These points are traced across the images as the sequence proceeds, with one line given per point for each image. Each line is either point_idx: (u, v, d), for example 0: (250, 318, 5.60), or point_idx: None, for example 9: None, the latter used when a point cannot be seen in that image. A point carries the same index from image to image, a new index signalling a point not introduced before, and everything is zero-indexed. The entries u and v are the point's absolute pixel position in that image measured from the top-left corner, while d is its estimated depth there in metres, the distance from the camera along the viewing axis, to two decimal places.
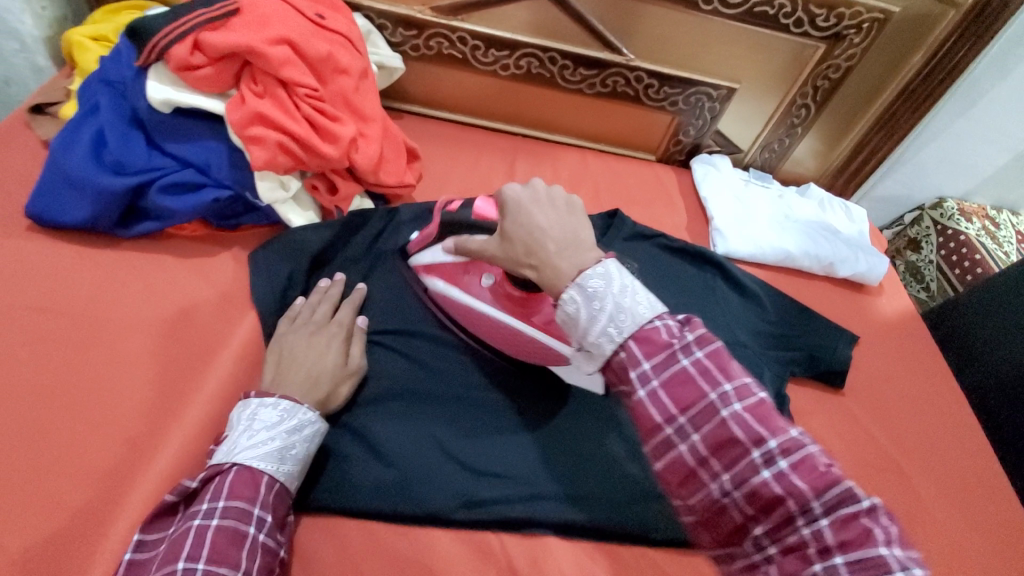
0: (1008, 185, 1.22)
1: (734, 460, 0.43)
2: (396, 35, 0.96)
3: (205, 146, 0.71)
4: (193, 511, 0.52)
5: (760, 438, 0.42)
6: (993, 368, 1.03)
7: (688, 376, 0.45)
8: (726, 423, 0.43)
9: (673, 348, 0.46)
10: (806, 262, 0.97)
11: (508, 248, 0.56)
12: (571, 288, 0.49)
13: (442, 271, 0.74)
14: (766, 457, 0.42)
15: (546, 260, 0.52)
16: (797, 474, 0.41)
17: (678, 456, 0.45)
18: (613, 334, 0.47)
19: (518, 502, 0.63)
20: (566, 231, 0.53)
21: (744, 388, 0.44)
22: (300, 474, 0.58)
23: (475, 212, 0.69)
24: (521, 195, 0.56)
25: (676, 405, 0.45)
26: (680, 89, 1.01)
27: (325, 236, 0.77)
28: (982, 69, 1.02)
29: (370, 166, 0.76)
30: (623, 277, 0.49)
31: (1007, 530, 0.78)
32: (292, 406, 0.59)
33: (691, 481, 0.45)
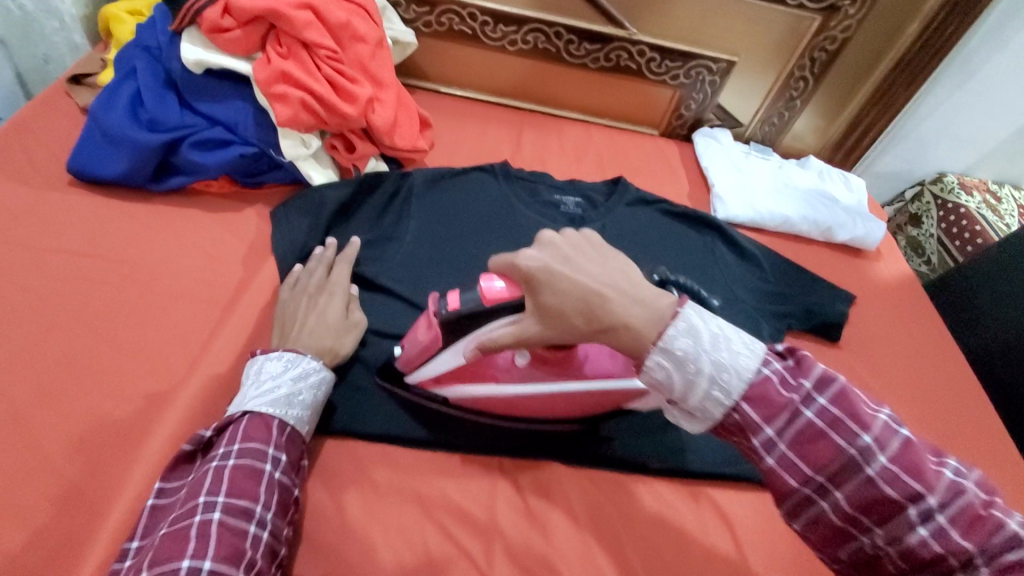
0: (1009, 160, 1.24)
1: (884, 516, 0.41)
2: (409, 12, 1.01)
3: (233, 105, 0.77)
4: (211, 455, 0.54)
5: (911, 493, 0.40)
6: (996, 334, 1.01)
7: (818, 433, 0.43)
8: (873, 480, 0.41)
9: (793, 404, 0.43)
10: (805, 227, 1.01)
11: (558, 322, 0.48)
12: (655, 354, 0.45)
13: (461, 373, 0.63)
14: (924, 514, 0.40)
15: (614, 322, 0.46)
16: (957, 529, 0.39)
17: (821, 515, 0.44)
18: (720, 396, 0.44)
19: (524, 433, 0.67)
20: (617, 282, 0.47)
21: (884, 436, 0.42)
22: (311, 417, 0.60)
23: (485, 300, 0.55)
24: (546, 260, 0.49)
25: (810, 466, 0.43)
26: (681, 63, 1.05)
27: (343, 194, 0.81)
28: (977, 42, 1.06)
29: (386, 127, 0.81)
30: (707, 326, 0.45)
31: (1006, 476, 0.80)
32: (295, 356, 0.61)
33: (840, 536, 0.44)
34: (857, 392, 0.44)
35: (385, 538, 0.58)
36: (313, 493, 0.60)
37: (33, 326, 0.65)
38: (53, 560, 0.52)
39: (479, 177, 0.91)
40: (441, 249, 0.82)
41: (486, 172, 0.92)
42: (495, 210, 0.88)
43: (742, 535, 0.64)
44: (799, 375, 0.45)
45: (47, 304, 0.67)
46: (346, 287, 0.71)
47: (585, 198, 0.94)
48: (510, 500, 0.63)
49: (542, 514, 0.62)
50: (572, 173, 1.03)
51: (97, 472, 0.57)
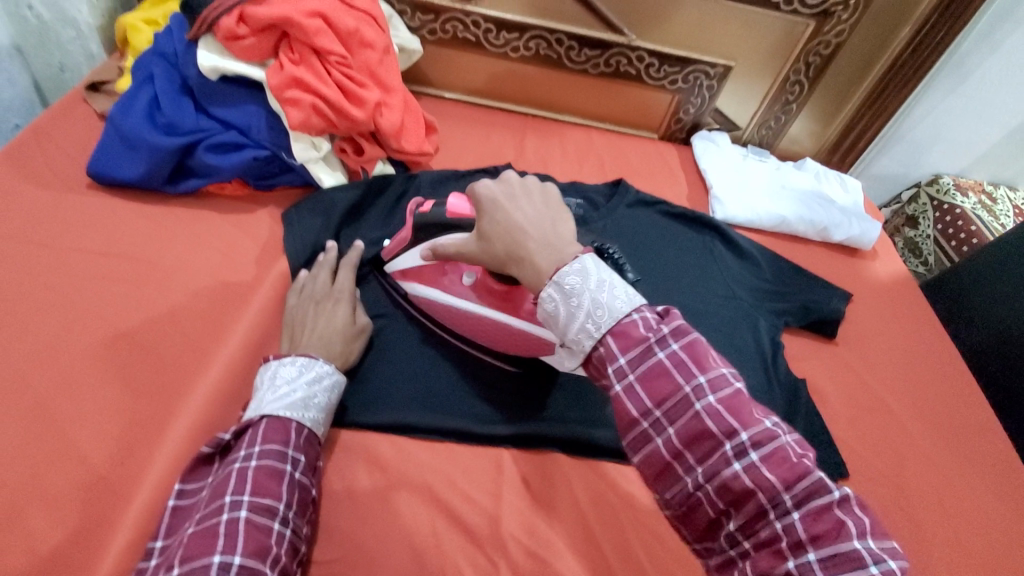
0: (1003, 161, 1.26)
1: (707, 454, 0.41)
2: (414, 20, 1.04)
3: (246, 110, 0.79)
4: (232, 458, 0.55)
5: (732, 430, 0.41)
6: (992, 332, 1.02)
7: (663, 370, 0.42)
8: (701, 417, 0.41)
9: (649, 342, 0.43)
10: (801, 227, 1.03)
11: (488, 248, 0.54)
12: (548, 287, 0.47)
13: (419, 274, 0.74)
14: (738, 450, 0.41)
15: (524, 257, 0.50)
16: (768, 467, 0.40)
17: (654, 449, 0.43)
18: (591, 331, 0.45)
19: (528, 422, 0.70)
20: (542, 227, 0.51)
21: (718, 379, 0.42)
22: (325, 419, 0.62)
23: (448, 209, 0.66)
24: (495, 193, 0.54)
25: (651, 398, 0.42)
26: (679, 68, 1.08)
27: (354, 194, 0.83)
28: (969, 45, 1.08)
29: (393, 130, 0.84)
30: (600, 270, 0.46)
31: (1002, 468, 0.81)
32: (309, 360, 0.63)
33: (667, 472, 0.43)
34: (708, 343, 0.44)
35: (395, 524, 0.60)
36: (325, 482, 0.62)
37: (56, 323, 0.67)
38: (77, 545, 0.54)
39: (483, 180, 0.94)
40: None
41: (491, 174, 0.95)
42: None
43: None
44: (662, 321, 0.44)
45: (68, 301, 0.69)
46: (351, 292, 0.73)
47: (586, 200, 0.97)
48: (516, 488, 0.65)
49: (547, 502, 0.64)
50: (573, 176, 1.05)
51: (119, 460, 0.60)
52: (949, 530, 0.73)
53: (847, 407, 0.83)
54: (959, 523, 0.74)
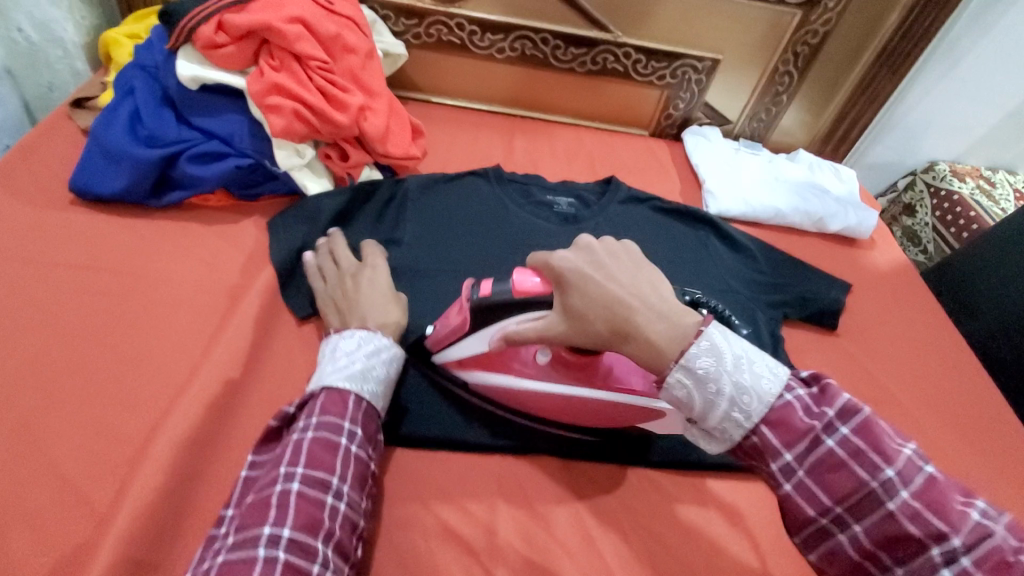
0: (1000, 146, 1.25)
1: (909, 555, 0.41)
2: (398, 25, 1.03)
3: (228, 119, 0.79)
4: (293, 429, 0.55)
5: (937, 531, 0.40)
6: (995, 316, 1.01)
7: (837, 462, 0.43)
8: (894, 514, 0.41)
9: (814, 431, 0.45)
10: (797, 218, 1.02)
11: (581, 324, 0.51)
12: (676, 371, 0.46)
13: (481, 360, 0.65)
14: (946, 554, 0.39)
15: (637, 334, 0.48)
16: (986, 575, 0.38)
17: (839, 546, 0.44)
18: (739, 418, 0.46)
19: (524, 429, 0.68)
20: (644, 295, 0.49)
21: (907, 468, 0.42)
22: (383, 393, 0.61)
23: (515, 288, 0.57)
24: (578, 263, 0.51)
25: (828, 495, 0.44)
26: (667, 63, 1.07)
27: (339, 202, 0.82)
28: (960, 28, 1.06)
29: (377, 135, 0.83)
30: (730, 347, 0.47)
31: (1014, 456, 0.79)
32: (368, 334, 0.62)
33: (860, 570, 0.44)
34: (883, 425, 0.44)
35: (390, 537, 0.58)
36: None
37: (37, 340, 0.66)
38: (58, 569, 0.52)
39: (473, 182, 0.93)
40: (438, 250, 0.83)
41: (480, 176, 0.94)
42: (490, 211, 0.90)
43: (747, 523, 0.65)
44: (822, 403, 0.46)
45: (50, 318, 0.68)
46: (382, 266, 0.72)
47: (578, 198, 0.96)
48: (512, 496, 0.63)
49: (545, 509, 0.62)
50: (565, 175, 1.04)
51: (102, 480, 0.58)
52: None
53: None
54: None
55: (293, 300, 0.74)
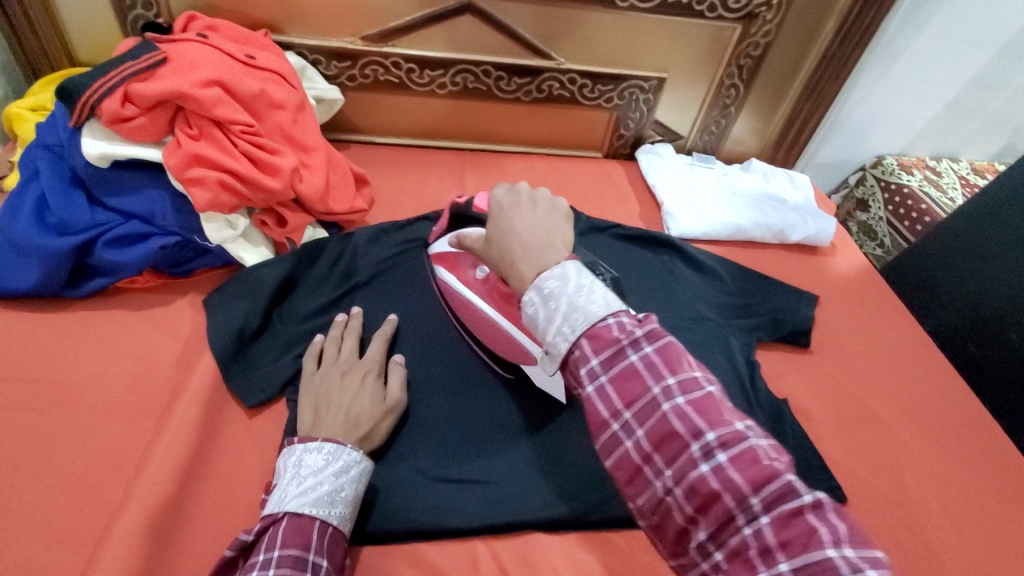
0: (942, 135, 1.27)
1: (676, 456, 0.41)
2: (330, 68, 0.98)
3: (147, 195, 0.72)
4: (250, 564, 0.49)
5: (699, 430, 0.40)
6: (958, 311, 1.01)
7: (634, 372, 0.43)
8: (670, 418, 0.41)
9: (621, 343, 0.43)
10: (757, 232, 1.01)
11: (489, 250, 0.57)
12: (529, 291, 0.49)
13: (446, 260, 0.76)
14: (706, 451, 0.40)
15: (512, 263, 0.53)
16: (736, 469, 0.39)
17: (625, 453, 0.42)
18: (567, 333, 0.45)
19: (500, 504, 0.63)
20: (534, 234, 0.54)
21: (689, 381, 0.42)
22: (351, 515, 0.56)
23: (475, 206, 0.72)
24: (504, 201, 0.58)
25: (620, 399, 0.42)
26: (613, 85, 1.05)
27: (281, 270, 0.76)
28: (896, 27, 1.05)
29: (316, 194, 0.77)
30: (581, 276, 0.47)
31: (996, 459, 0.79)
32: (336, 448, 0.57)
33: (638, 479, 0.42)
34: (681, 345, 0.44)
35: None
36: None
37: None
38: None
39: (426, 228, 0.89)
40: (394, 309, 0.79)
41: (432, 221, 0.90)
42: None
43: None
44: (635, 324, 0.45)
45: None
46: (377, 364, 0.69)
47: None
48: None
49: None
50: None
51: None
52: (955, 540, 0.70)
53: (831, 420, 0.79)
54: (962, 529, 0.71)
55: (239, 388, 0.68)
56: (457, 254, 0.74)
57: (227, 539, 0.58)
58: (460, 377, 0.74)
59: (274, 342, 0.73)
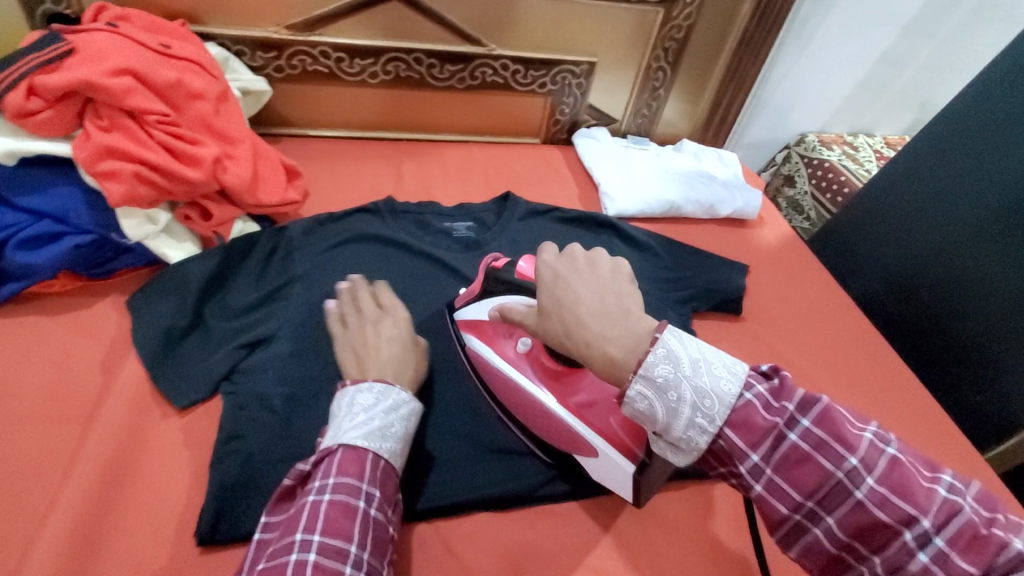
0: (857, 112, 1.35)
1: (883, 545, 0.38)
2: (255, 59, 0.95)
3: (58, 193, 0.68)
4: (306, 489, 0.51)
5: (908, 518, 0.37)
6: (876, 274, 1.07)
7: (803, 457, 0.40)
8: (864, 506, 0.38)
9: (777, 426, 0.40)
10: (690, 208, 1.05)
11: (548, 324, 0.51)
12: (636, 383, 0.43)
13: (478, 328, 0.71)
14: (920, 539, 0.37)
15: (592, 342, 0.46)
16: (961, 555, 0.36)
17: (815, 542, 0.41)
18: (704, 425, 0.41)
19: (451, 485, 0.65)
20: (608, 305, 0.48)
21: (870, 455, 0.39)
22: (401, 451, 0.58)
23: (518, 271, 0.67)
24: (558, 268, 0.51)
25: (798, 491, 0.40)
26: (545, 71, 1.07)
27: (211, 265, 0.74)
28: (807, 10, 1.11)
29: (243, 185, 0.75)
30: (689, 350, 0.43)
31: (913, 405, 0.85)
32: (386, 388, 0.59)
33: (836, 563, 0.41)
34: (841, 410, 0.41)
35: None
36: None
37: None
38: None
39: (364, 219, 0.89)
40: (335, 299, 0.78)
41: (372, 213, 0.90)
42: (385, 248, 0.86)
43: (686, 531, 0.66)
44: (779, 396, 0.41)
45: None
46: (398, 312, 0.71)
47: (476, 221, 0.94)
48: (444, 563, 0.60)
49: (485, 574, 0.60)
50: (460, 197, 1.00)
51: None
52: None
53: None
54: None
55: (169, 388, 0.65)
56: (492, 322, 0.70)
57: (161, 543, 0.56)
58: None
59: (206, 339, 0.71)
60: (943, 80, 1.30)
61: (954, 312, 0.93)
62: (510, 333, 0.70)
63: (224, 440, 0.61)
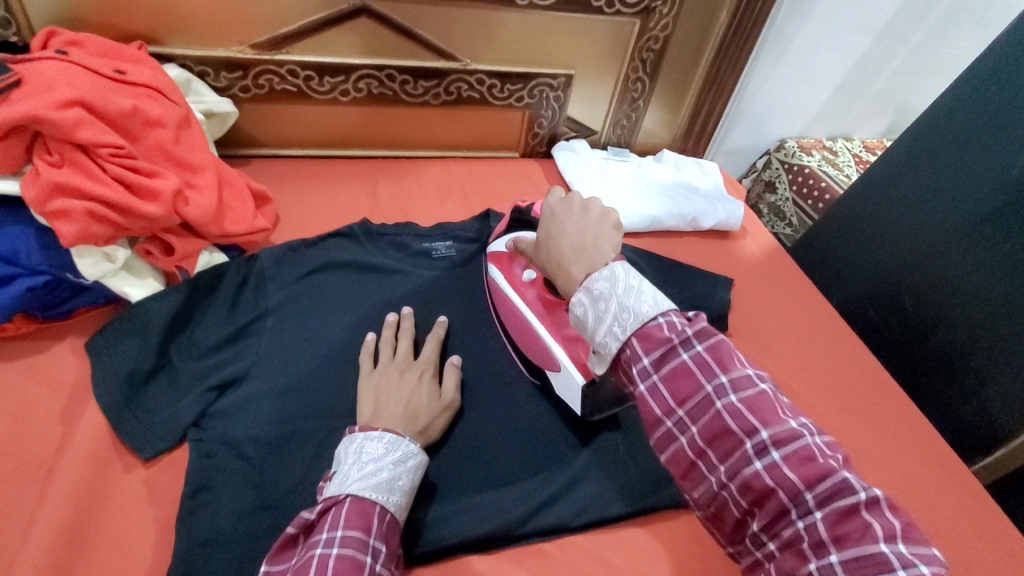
0: (836, 117, 1.35)
1: (729, 452, 0.45)
2: (219, 80, 0.91)
3: (7, 233, 0.64)
4: (312, 542, 0.50)
5: (754, 429, 0.44)
6: (857, 282, 1.07)
7: (686, 370, 0.47)
8: (723, 416, 0.45)
9: (673, 342, 0.48)
10: (672, 222, 1.03)
11: (539, 252, 0.62)
12: (579, 292, 0.52)
13: (497, 258, 0.79)
14: (759, 448, 0.44)
15: (561, 266, 0.57)
16: (790, 467, 0.43)
17: (679, 447, 0.47)
18: (618, 332, 0.50)
19: (434, 526, 0.62)
20: (585, 239, 0.57)
21: (742, 380, 0.46)
22: (406, 503, 0.57)
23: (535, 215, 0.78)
24: (558, 207, 0.62)
25: (674, 397, 0.47)
26: (522, 84, 1.05)
27: (175, 302, 0.70)
28: (783, 17, 1.10)
29: (206, 218, 0.72)
30: (628, 278, 0.51)
31: (900, 417, 0.84)
32: (395, 439, 0.59)
33: (693, 472, 0.47)
34: (731, 345, 0.49)
35: None
36: None
37: None
38: None
39: (340, 244, 0.85)
40: (309, 330, 0.75)
41: (347, 237, 0.86)
42: (362, 274, 0.83)
43: (676, 564, 0.64)
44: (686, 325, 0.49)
45: None
46: (431, 363, 0.71)
47: (456, 241, 0.91)
48: None
49: None
50: (438, 217, 0.98)
51: None
52: None
53: None
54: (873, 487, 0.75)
55: (131, 438, 0.61)
56: (510, 255, 0.78)
57: None
58: None
59: (172, 382, 0.67)
60: (918, 84, 1.31)
61: (936, 323, 0.93)
62: (524, 267, 0.78)
63: (191, 494, 0.58)
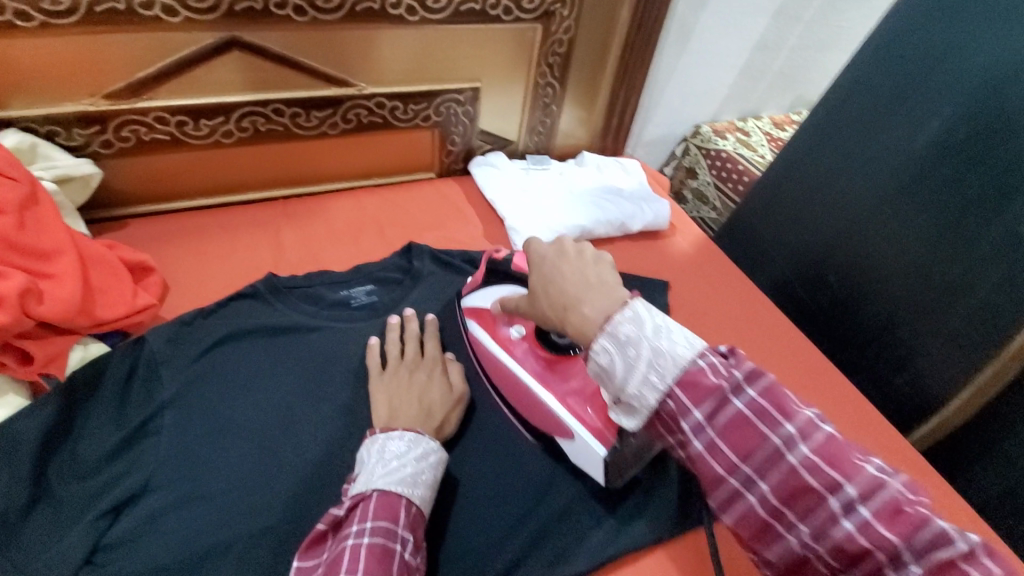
0: (744, 98, 1.37)
1: (810, 510, 0.40)
2: (73, 138, 0.79)
3: None
4: (344, 534, 0.50)
5: (835, 484, 0.39)
6: (782, 263, 1.09)
7: (744, 420, 0.41)
8: (797, 470, 0.40)
9: (723, 390, 0.42)
10: (600, 230, 1.00)
11: (536, 301, 0.55)
12: (602, 338, 0.45)
13: (479, 315, 0.75)
14: (846, 506, 0.38)
15: (569, 310, 0.50)
16: (882, 523, 0.38)
17: (747, 508, 0.42)
18: (656, 382, 0.43)
19: None
20: (589, 279, 0.51)
21: (808, 426, 0.41)
22: (429, 497, 0.57)
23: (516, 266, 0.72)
24: (547, 252, 0.55)
25: (736, 453, 0.41)
26: (426, 103, 0.98)
27: (46, 418, 0.60)
28: (684, 6, 1.08)
29: (71, 312, 0.62)
30: (653, 316, 0.45)
31: (845, 398, 0.85)
32: (415, 436, 0.59)
33: (766, 533, 0.42)
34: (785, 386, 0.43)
35: None
36: None
37: None
38: None
39: (244, 306, 0.76)
40: (218, 420, 0.66)
41: (253, 297, 0.77)
42: (273, 339, 0.75)
43: None
44: (731, 364, 0.43)
45: None
46: (436, 359, 0.73)
47: (376, 283, 0.84)
48: None
49: None
50: (354, 259, 0.90)
51: None
52: None
53: None
54: None
55: None
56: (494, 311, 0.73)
57: None
58: (305, 484, 0.63)
59: (55, 512, 0.57)
60: (815, 59, 1.34)
61: (862, 298, 0.96)
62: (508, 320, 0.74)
63: None
